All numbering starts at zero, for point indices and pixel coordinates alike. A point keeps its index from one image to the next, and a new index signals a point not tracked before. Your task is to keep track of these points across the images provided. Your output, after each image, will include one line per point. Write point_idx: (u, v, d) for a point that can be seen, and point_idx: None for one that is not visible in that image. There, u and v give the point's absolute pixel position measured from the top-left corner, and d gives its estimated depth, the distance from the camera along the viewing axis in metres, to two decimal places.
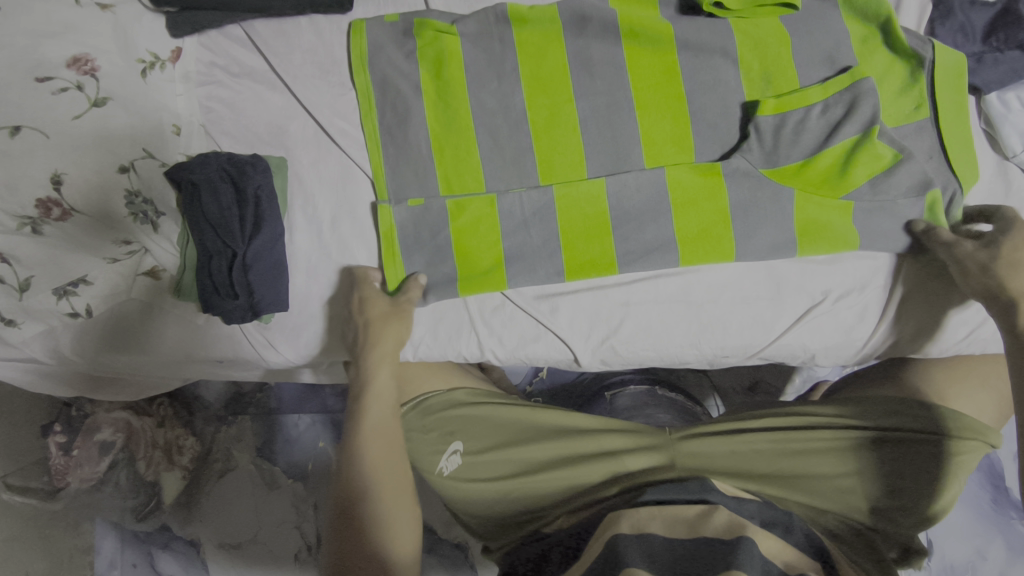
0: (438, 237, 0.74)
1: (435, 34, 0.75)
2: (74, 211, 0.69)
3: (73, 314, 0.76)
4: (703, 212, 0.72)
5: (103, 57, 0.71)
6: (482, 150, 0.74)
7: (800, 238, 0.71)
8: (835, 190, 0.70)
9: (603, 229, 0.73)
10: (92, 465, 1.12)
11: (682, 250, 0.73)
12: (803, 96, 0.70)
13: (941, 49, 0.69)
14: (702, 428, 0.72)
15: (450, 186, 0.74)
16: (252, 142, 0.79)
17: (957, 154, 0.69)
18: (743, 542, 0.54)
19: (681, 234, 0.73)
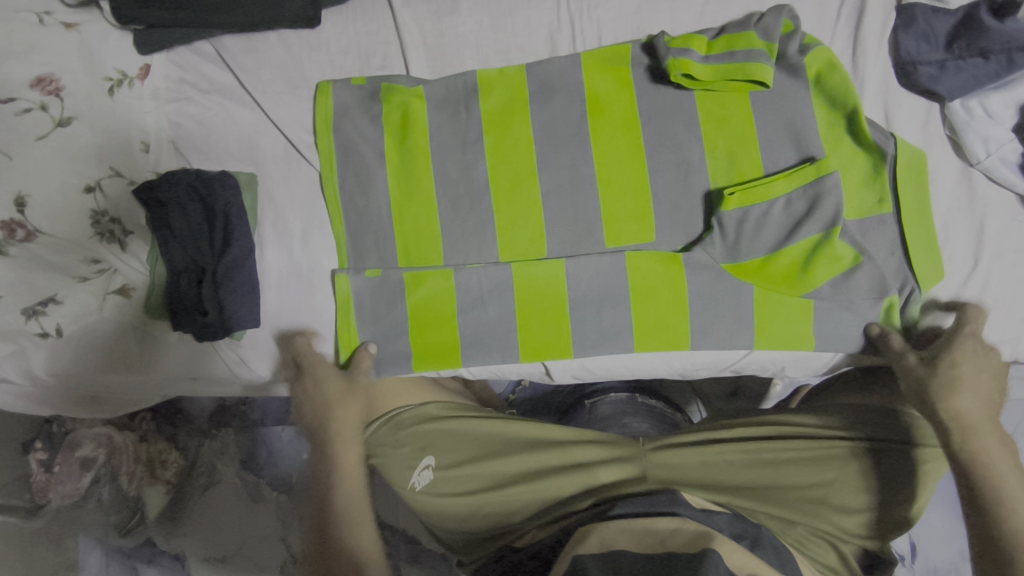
0: (395, 309, 0.75)
1: (401, 98, 0.76)
2: (38, 233, 0.69)
3: (43, 335, 0.75)
4: (662, 302, 0.71)
5: (69, 76, 0.71)
6: (443, 220, 0.74)
7: (756, 333, 0.71)
8: (794, 287, 0.69)
9: (561, 316, 0.73)
10: (74, 481, 1.11)
11: (640, 342, 0.72)
12: (766, 190, 0.68)
13: (904, 144, 0.67)
14: (674, 439, 0.72)
15: (409, 260, 0.75)
16: (222, 159, 0.79)
17: (918, 254, 0.67)
18: (709, 554, 0.53)
19: (638, 322, 0.72)
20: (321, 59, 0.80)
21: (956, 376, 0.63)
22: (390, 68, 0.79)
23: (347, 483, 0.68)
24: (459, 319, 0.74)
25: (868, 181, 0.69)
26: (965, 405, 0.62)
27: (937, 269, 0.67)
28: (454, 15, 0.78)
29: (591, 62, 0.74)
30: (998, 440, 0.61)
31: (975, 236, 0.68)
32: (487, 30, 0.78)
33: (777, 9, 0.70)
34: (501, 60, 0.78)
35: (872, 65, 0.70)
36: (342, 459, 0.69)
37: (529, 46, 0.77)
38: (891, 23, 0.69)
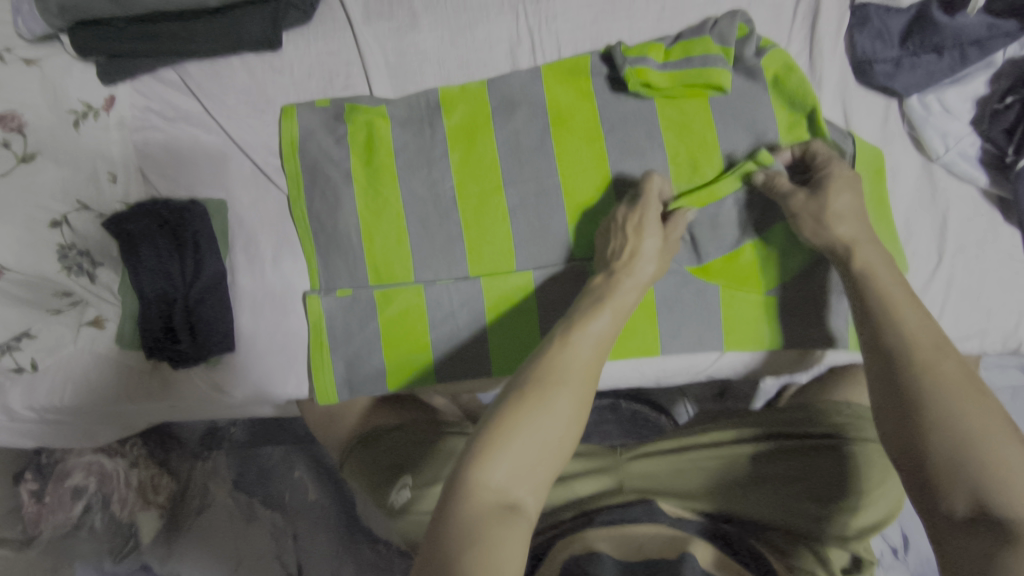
0: (367, 328, 0.75)
1: (365, 118, 0.76)
2: (4, 269, 0.69)
3: (17, 369, 0.76)
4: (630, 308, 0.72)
5: (31, 111, 0.71)
6: (412, 237, 0.75)
7: (724, 333, 0.72)
8: (757, 285, 0.71)
9: (531, 327, 0.74)
10: (66, 509, 1.09)
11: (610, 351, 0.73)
12: (713, 191, 0.67)
13: (861, 142, 0.67)
14: (649, 448, 0.73)
15: (381, 280, 0.75)
16: (190, 186, 0.79)
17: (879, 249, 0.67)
18: (686, 556, 0.55)
19: None
20: (285, 82, 0.80)
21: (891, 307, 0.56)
22: (353, 87, 0.80)
23: (519, 481, 0.47)
24: (432, 337, 0.74)
25: None
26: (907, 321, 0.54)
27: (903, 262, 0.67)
28: (414, 31, 0.79)
29: (552, 74, 0.75)
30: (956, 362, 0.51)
31: (937, 230, 0.69)
32: (448, 45, 0.78)
33: (732, 13, 0.71)
34: (463, 74, 0.78)
35: (828, 64, 0.70)
36: (555, 427, 0.49)
37: (489, 59, 0.78)
38: (845, 23, 0.70)
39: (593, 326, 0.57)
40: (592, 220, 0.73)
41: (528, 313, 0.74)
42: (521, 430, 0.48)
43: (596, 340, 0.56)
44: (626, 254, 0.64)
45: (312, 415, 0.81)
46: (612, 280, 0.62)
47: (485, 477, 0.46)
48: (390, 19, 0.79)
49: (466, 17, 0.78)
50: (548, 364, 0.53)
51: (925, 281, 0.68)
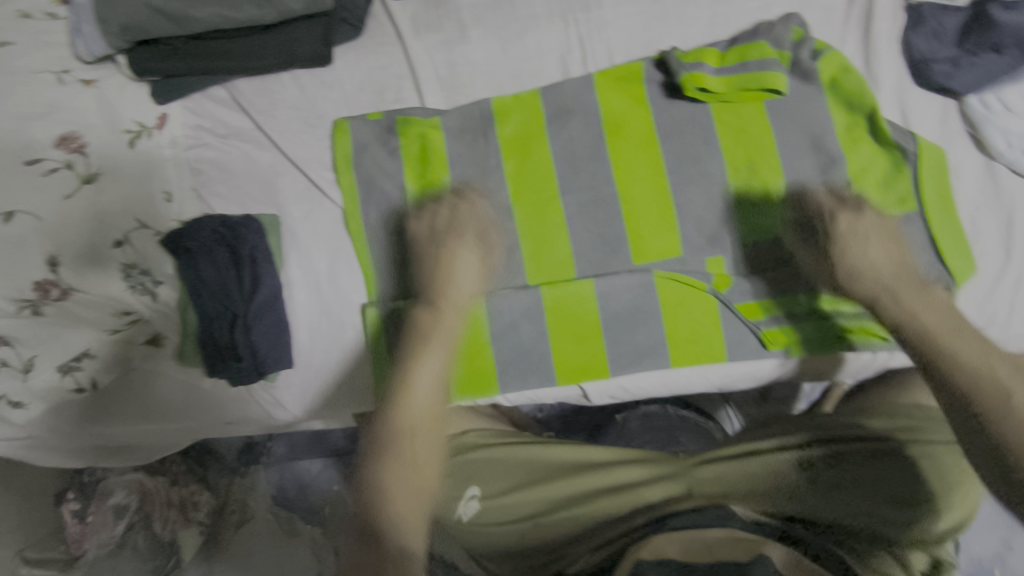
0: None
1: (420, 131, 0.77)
2: (73, 290, 0.70)
3: (77, 389, 0.74)
4: (694, 314, 0.72)
5: (91, 132, 0.71)
6: None
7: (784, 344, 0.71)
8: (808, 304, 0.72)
9: (593, 335, 0.73)
10: (109, 529, 1.08)
11: (677, 356, 0.72)
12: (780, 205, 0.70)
13: (924, 142, 0.68)
14: (715, 453, 0.74)
15: None
16: (244, 203, 0.78)
17: (948, 250, 0.67)
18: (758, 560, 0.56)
19: (672, 336, 0.72)
20: (335, 96, 0.81)
21: (890, 289, 0.63)
22: (403, 100, 0.80)
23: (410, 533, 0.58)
24: (494, 348, 0.74)
25: (889, 179, 0.69)
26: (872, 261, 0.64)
27: (970, 262, 0.67)
28: (464, 44, 0.79)
29: (606, 82, 0.75)
30: (975, 337, 0.58)
31: (1002, 228, 0.68)
32: (498, 56, 0.78)
33: (786, 19, 0.72)
34: (514, 85, 0.78)
35: (885, 66, 0.70)
36: (390, 490, 0.59)
37: (541, 69, 0.78)
38: (900, 24, 0.71)
39: (428, 360, 0.67)
40: (654, 224, 0.72)
41: (590, 322, 0.73)
42: (383, 477, 0.60)
43: (412, 396, 0.64)
44: (418, 332, 0.69)
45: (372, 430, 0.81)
46: (432, 317, 0.69)
47: (387, 503, 0.58)
48: (440, 31, 0.79)
49: (516, 28, 0.78)
50: (392, 409, 0.63)
51: (993, 281, 0.68)
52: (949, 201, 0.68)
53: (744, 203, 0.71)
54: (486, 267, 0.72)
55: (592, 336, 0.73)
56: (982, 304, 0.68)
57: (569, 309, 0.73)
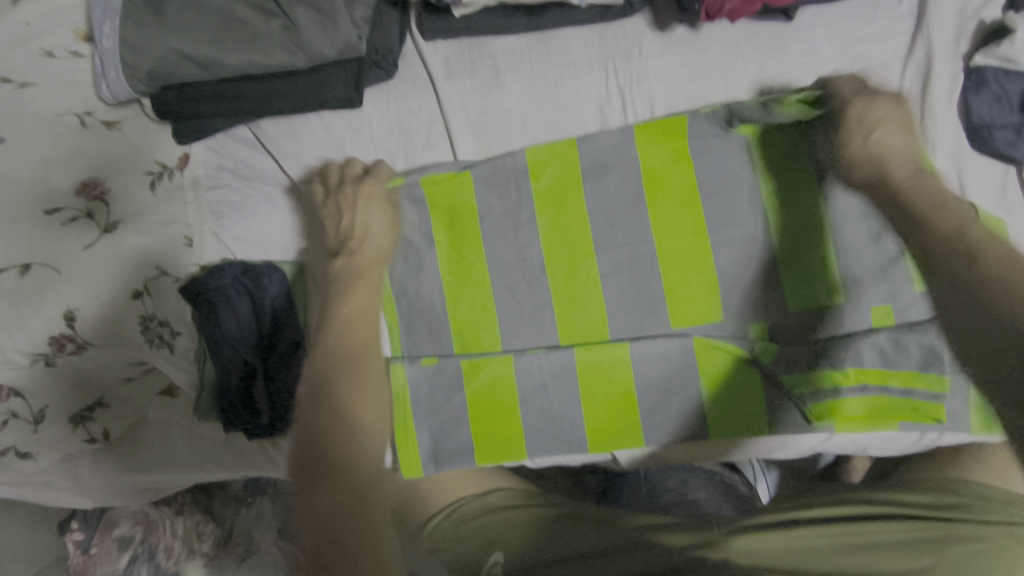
0: (453, 400, 0.71)
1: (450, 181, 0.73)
2: (88, 344, 0.66)
3: (90, 440, 0.73)
4: (733, 384, 0.69)
5: (113, 178, 0.69)
6: (499, 304, 0.72)
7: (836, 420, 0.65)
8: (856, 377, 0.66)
9: (630, 403, 0.70)
10: (112, 561, 1.07)
11: (715, 429, 0.68)
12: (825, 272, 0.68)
13: (986, 214, 0.63)
14: (753, 522, 0.69)
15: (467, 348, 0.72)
16: (265, 248, 0.78)
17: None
18: None
19: (712, 405, 0.69)
20: (364, 140, 0.78)
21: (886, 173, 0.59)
22: (434, 147, 0.77)
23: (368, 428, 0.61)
24: (523, 411, 0.70)
25: None
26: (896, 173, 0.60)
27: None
28: (498, 90, 0.76)
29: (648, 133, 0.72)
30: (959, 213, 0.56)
31: None
32: (533, 103, 0.76)
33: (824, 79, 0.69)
34: (549, 134, 0.76)
35: (942, 130, 0.67)
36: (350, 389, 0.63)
37: (578, 119, 0.75)
38: (960, 86, 0.68)
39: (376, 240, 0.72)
40: (693, 288, 0.70)
41: (626, 389, 0.69)
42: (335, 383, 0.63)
43: (365, 244, 0.71)
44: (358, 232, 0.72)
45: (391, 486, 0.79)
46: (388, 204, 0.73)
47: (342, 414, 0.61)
48: (473, 75, 0.77)
49: (553, 75, 0.76)
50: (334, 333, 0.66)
51: None
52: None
53: (791, 269, 0.68)
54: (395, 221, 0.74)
55: (629, 405, 0.69)
56: None
57: (604, 373, 0.69)
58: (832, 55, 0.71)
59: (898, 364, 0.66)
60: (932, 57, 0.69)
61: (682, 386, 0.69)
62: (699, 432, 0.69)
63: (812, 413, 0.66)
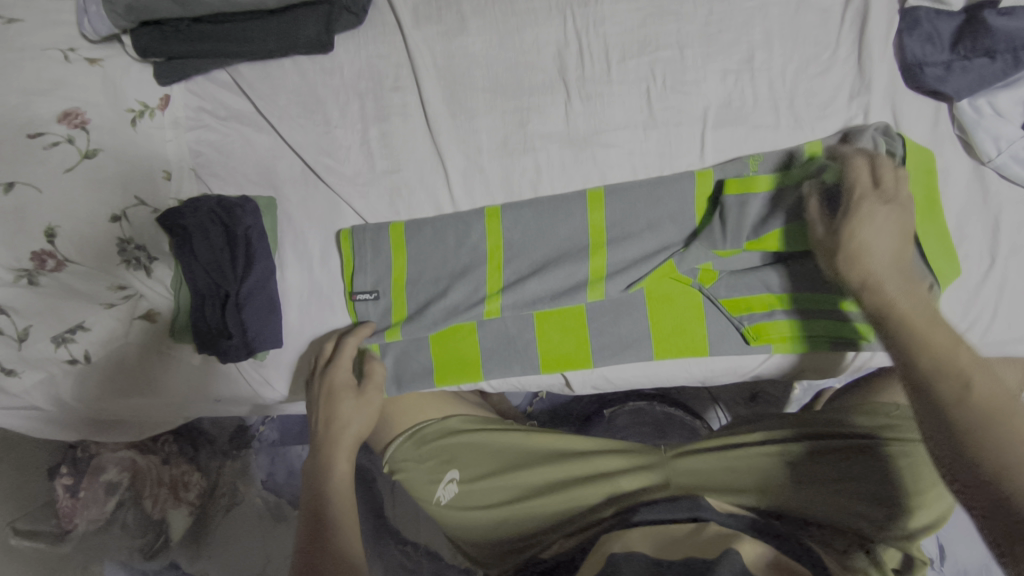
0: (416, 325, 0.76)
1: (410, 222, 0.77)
2: (68, 262, 0.70)
3: (71, 360, 0.76)
4: (679, 308, 0.74)
5: (93, 109, 0.72)
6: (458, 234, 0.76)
7: (769, 340, 0.72)
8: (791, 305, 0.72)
9: (575, 326, 0.75)
10: (100, 505, 1.01)
11: (658, 350, 0.74)
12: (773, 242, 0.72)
13: (911, 145, 0.68)
14: (695, 445, 0.73)
15: (430, 274, 0.77)
16: (241, 184, 0.81)
17: (934, 254, 0.67)
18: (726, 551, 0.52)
19: (656, 329, 0.74)
20: (335, 83, 0.80)
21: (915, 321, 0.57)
22: (401, 89, 0.79)
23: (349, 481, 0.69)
24: (481, 333, 0.76)
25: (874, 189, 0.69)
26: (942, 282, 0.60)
27: (955, 265, 0.68)
28: (463, 35, 0.79)
29: (603, 76, 0.76)
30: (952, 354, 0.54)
31: (989, 233, 0.70)
32: (496, 48, 0.78)
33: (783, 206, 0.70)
34: (510, 77, 0.78)
35: (878, 68, 0.72)
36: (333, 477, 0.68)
37: (537, 62, 0.77)
38: (895, 27, 0.71)
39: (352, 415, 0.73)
40: (649, 218, 0.73)
41: (574, 312, 0.75)
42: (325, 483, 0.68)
43: (339, 429, 0.72)
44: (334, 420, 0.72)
45: None
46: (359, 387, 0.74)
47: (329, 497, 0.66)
48: (439, 22, 0.79)
49: (515, 21, 0.78)
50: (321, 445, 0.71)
51: (976, 285, 0.70)
52: (933, 206, 0.68)
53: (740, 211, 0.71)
54: (367, 403, 0.74)
55: (577, 330, 0.75)
56: (964, 308, 0.70)
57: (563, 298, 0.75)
58: None
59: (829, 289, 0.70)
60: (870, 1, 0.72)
61: (632, 310, 0.74)
62: (646, 355, 0.74)
63: (748, 332, 0.73)
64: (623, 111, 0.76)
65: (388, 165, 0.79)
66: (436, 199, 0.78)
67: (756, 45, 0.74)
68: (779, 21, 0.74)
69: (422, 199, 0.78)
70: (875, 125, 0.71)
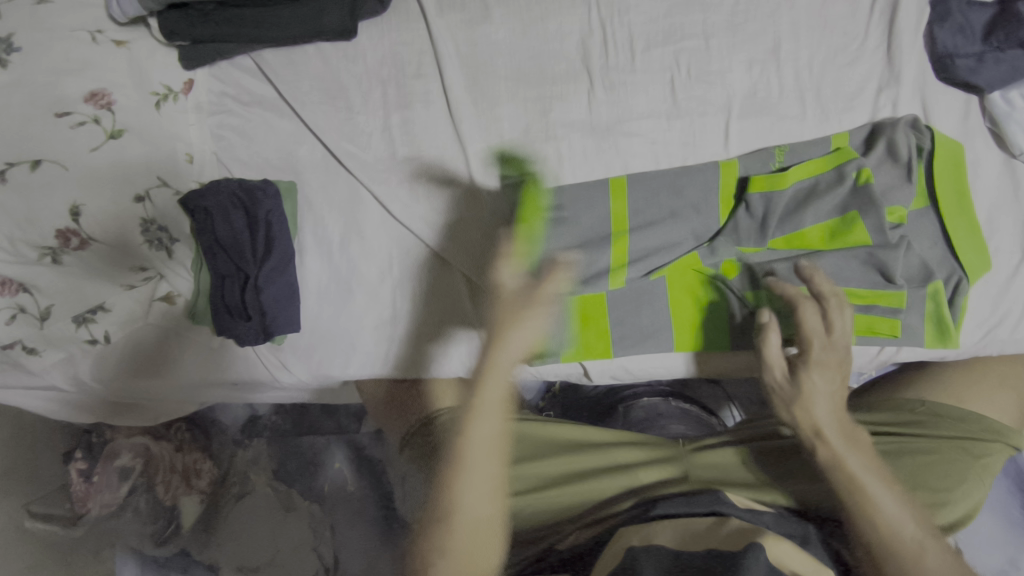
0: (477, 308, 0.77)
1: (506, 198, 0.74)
2: (91, 240, 0.72)
3: (92, 341, 0.78)
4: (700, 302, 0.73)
5: (119, 91, 0.73)
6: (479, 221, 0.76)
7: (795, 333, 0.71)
8: None
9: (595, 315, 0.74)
10: (113, 490, 1.01)
11: (679, 342, 0.74)
12: (799, 235, 0.70)
13: (941, 137, 0.69)
14: (710, 440, 0.74)
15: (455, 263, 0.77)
16: (262, 168, 0.80)
17: (962, 245, 0.68)
18: (750, 547, 0.51)
19: (676, 320, 0.73)
20: (358, 70, 0.80)
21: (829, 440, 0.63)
22: (424, 77, 0.79)
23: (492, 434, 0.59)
24: None
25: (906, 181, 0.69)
26: (814, 415, 0.64)
27: (985, 259, 0.68)
28: (486, 23, 0.78)
29: (628, 65, 0.76)
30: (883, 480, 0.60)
31: (1020, 228, 0.70)
32: (519, 36, 0.78)
33: (816, 197, 0.69)
34: (533, 65, 0.77)
35: (907, 59, 0.71)
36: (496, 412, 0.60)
37: (560, 51, 0.77)
38: (925, 18, 0.71)
39: (530, 330, 0.58)
40: (673, 207, 0.72)
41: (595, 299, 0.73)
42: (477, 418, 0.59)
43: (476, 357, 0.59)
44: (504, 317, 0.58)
45: (373, 400, 0.83)
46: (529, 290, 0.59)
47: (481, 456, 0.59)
48: (462, 11, 0.79)
49: (539, 10, 0.78)
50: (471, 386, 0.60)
51: (1006, 279, 0.69)
52: (965, 197, 0.68)
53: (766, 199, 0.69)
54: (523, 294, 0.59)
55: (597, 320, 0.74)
56: (994, 303, 0.69)
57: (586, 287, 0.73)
58: None
59: (859, 281, 0.68)
60: None
61: (655, 299, 0.73)
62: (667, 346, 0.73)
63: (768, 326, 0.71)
64: (646, 100, 0.75)
65: (409, 152, 0.79)
66: (457, 184, 0.78)
67: (782, 36, 0.73)
68: (806, 12, 0.73)
69: (443, 186, 0.78)
70: (905, 116, 0.70)
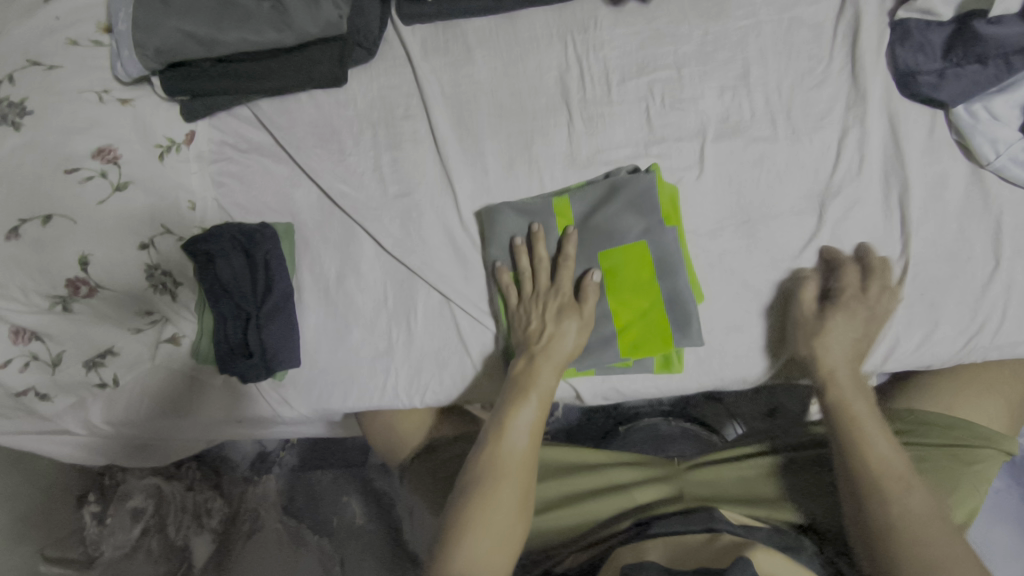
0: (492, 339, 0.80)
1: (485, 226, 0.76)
2: (99, 287, 0.74)
3: (101, 384, 0.81)
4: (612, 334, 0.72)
5: (125, 146, 0.77)
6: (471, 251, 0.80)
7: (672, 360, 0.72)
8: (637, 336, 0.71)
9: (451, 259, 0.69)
10: (126, 531, 1.02)
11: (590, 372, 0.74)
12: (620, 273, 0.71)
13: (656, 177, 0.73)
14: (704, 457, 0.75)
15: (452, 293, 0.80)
16: (261, 212, 0.84)
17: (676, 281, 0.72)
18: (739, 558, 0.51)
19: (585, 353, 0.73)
20: (349, 114, 0.85)
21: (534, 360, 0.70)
22: (412, 117, 0.83)
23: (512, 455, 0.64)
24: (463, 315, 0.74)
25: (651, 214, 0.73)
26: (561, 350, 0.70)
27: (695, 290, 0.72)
28: (469, 65, 0.83)
29: (606, 95, 0.79)
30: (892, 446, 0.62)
31: (992, 235, 0.71)
32: (501, 75, 0.82)
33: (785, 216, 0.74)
34: (514, 101, 0.81)
35: (872, 79, 0.74)
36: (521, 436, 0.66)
37: (540, 87, 0.81)
38: (887, 38, 0.74)
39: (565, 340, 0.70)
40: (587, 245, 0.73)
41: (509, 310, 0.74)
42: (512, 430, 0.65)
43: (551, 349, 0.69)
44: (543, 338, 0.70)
45: (373, 429, 0.84)
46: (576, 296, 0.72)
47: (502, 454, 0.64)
48: (446, 53, 0.84)
49: (518, 49, 0.82)
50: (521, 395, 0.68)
51: (983, 285, 0.71)
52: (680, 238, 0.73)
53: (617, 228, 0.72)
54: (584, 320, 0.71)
55: None
56: (974, 310, 0.70)
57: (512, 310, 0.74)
58: (770, 18, 0.77)
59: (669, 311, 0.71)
60: (861, 14, 0.75)
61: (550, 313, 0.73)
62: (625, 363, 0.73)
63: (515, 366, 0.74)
64: (623, 130, 0.78)
65: (400, 189, 0.82)
66: (445, 217, 0.81)
67: (751, 61, 0.77)
68: (772, 38, 0.77)
69: (433, 221, 0.81)
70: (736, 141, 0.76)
